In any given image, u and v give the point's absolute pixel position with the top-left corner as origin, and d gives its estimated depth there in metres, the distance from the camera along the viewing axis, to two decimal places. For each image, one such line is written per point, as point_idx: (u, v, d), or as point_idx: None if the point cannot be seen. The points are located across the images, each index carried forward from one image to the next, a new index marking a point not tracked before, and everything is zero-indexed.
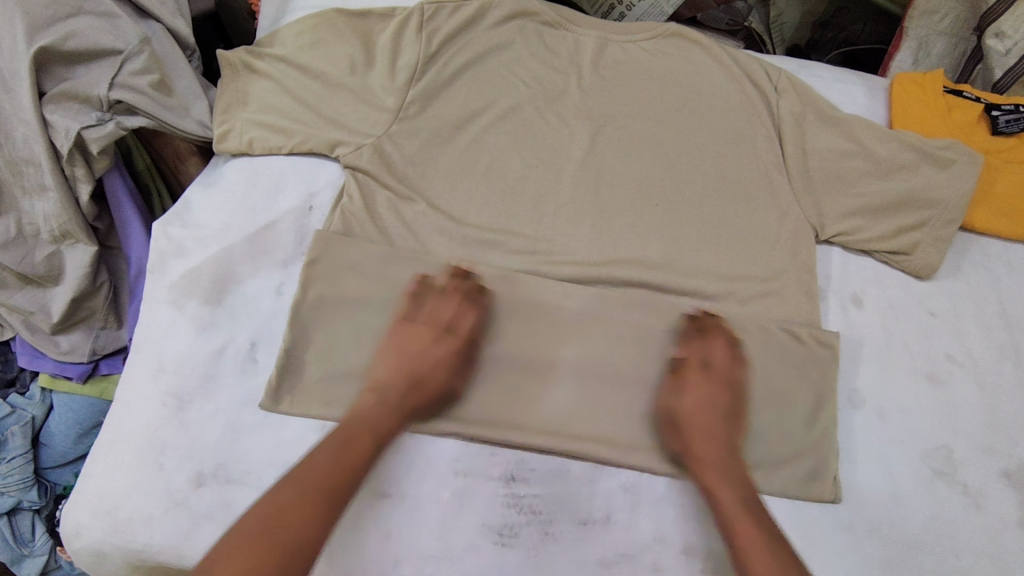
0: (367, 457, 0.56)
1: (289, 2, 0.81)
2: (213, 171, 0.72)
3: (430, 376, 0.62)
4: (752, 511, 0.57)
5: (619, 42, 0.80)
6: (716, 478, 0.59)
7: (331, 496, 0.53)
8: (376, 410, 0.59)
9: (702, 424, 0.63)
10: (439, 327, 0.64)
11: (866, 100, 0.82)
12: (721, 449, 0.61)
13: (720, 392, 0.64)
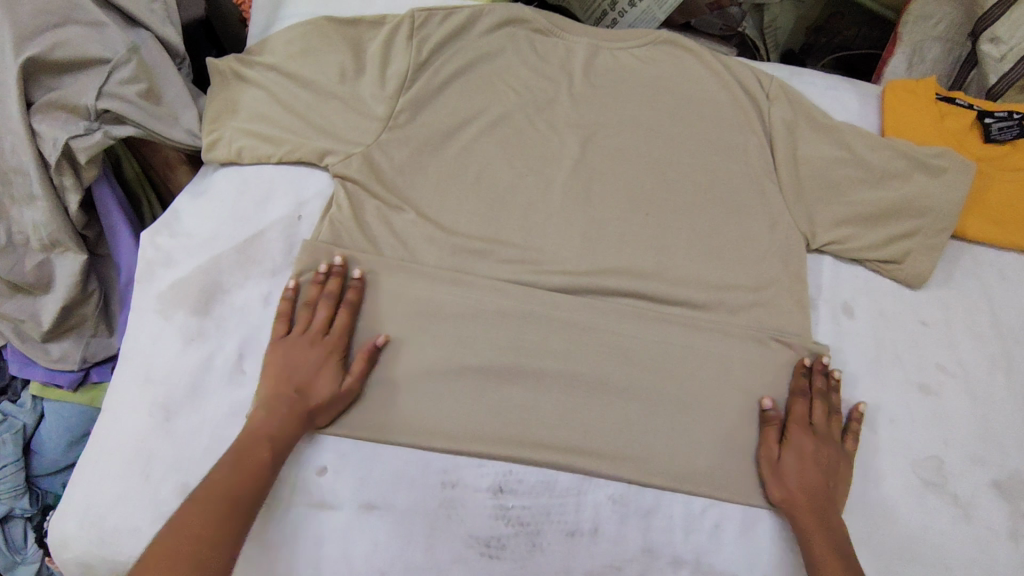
0: (264, 470, 0.56)
1: (280, 9, 0.81)
2: (202, 180, 0.72)
3: (315, 382, 0.61)
4: (843, 558, 0.57)
5: (610, 49, 0.80)
6: (811, 522, 0.60)
7: (230, 512, 0.53)
8: (266, 423, 0.58)
9: (799, 474, 0.62)
10: (315, 332, 0.63)
11: (858, 107, 0.82)
12: (811, 492, 0.61)
13: (823, 443, 0.64)
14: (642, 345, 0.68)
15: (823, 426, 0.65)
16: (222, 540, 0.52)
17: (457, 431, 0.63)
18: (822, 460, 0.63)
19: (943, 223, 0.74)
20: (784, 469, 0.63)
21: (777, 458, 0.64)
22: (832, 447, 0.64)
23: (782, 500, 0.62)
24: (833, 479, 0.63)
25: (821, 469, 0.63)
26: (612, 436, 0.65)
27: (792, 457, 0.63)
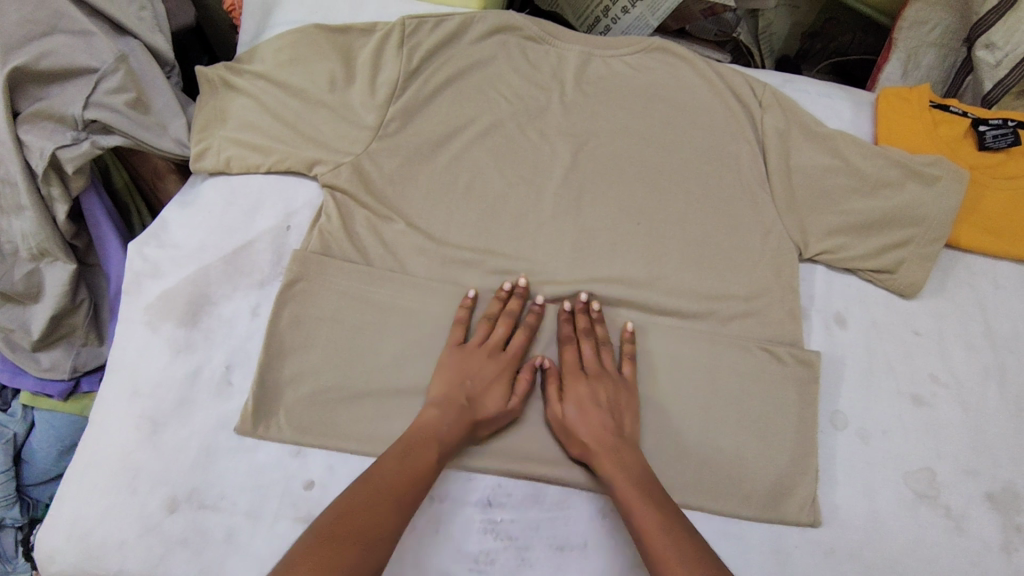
0: (433, 469, 0.57)
1: (270, 17, 0.80)
2: (190, 190, 0.71)
3: (486, 394, 0.62)
4: (643, 488, 0.57)
5: (602, 57, 0.80)
6: (606, 461, 0.60)
7: (399, 503, 0.53)
8: (438, 424, 0.59)
9: (593, 413, 0.62)
10: (497, 343, 0.65)
11: (851, 115, 0.81)
12: (604, 435, 0.61)
13: (596, 382, 0.64)
14: (633, 355, 0.68)
15: (593, 367, 0.65)
16: (384, 526, 0.51)
17: None
18: (599, 400, 0.63)
19: (936, 232, 0.74)
20: (568, 415, 0.63)
21: (575, 398, 0.63)
22: (609, 381, 0.64)
23: (581, 443, 0.62)
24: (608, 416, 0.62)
25: (602, 411, 0.62)
26: None
27: (521, 399, 0.63)
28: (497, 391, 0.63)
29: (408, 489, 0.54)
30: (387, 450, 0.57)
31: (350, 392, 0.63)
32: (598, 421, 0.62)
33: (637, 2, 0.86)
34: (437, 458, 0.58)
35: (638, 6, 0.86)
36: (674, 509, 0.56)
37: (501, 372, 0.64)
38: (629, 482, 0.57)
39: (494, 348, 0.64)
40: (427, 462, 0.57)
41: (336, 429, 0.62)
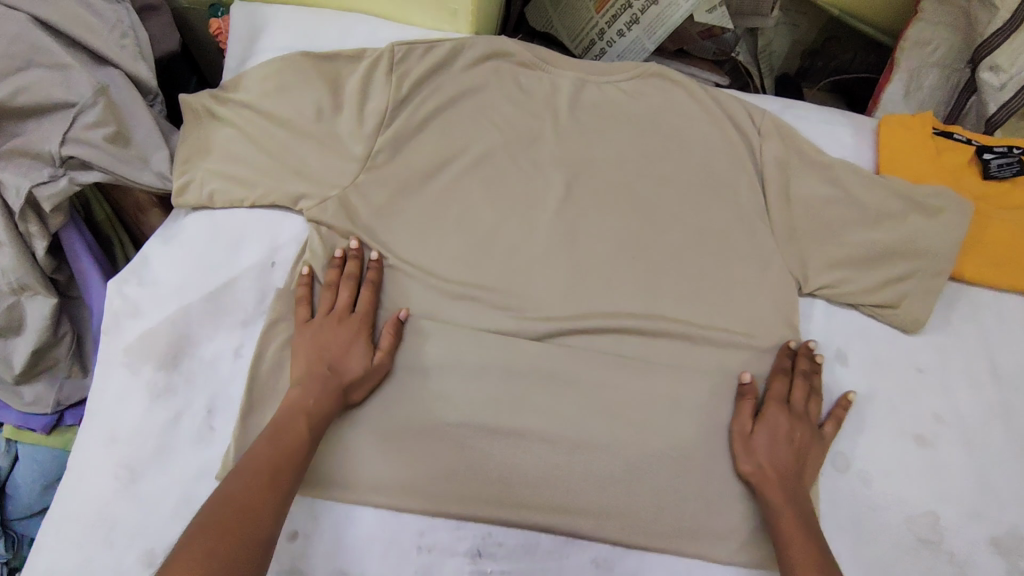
0: (304, 441, 0.57)
1: (256, 42, 0.78)
2: (172, 224, 0.69)
3: (348, 359, 0.62)
4: (808, 528, 0.57)
5: (597, 83, 0.78)
6: (779, 496, 0.59)
7: (275, 485, 0.53)
8: (304, 398, 0.59)
9: (773, 449, 0.62)
10: (341, 311, 0.64)
11: (853, 141, 0.79)
12: (781, 468, 0.61)
13: (796, 420, 0.64)
14: (628, 395, 0.66)
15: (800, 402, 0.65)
16: (263, 510, 0.51)
17: (435, 491, 0.61)
18: (796, 437, 0.63)
19: (938, 266, 0.72)
20: (750, 447, 0.62)
21: (769, 428, 0.63)
22: (806, 424, 0.64)
23: (751, 473, 0.62)
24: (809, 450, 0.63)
25: (795, 446, 0.62)
26: (596, 494, 0.62)
27: (773, 429, 0.63)
28: (354, 352, 0.62)
29: (286, 470, 0.54)
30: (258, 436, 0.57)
31: (335, 438, 0.62)
32: (776, 449, 0.62)
33: (633, 24, 0.84)
34: (311, 433, 0.58)
35: (635, 30, 0.84)
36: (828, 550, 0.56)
37: (357, 332, 0.63)
38: (792, 524, 0.57)
39: (340, 315, 0.63)
40: (298, 436, 0.57)
41: (322, 477, 0.61)
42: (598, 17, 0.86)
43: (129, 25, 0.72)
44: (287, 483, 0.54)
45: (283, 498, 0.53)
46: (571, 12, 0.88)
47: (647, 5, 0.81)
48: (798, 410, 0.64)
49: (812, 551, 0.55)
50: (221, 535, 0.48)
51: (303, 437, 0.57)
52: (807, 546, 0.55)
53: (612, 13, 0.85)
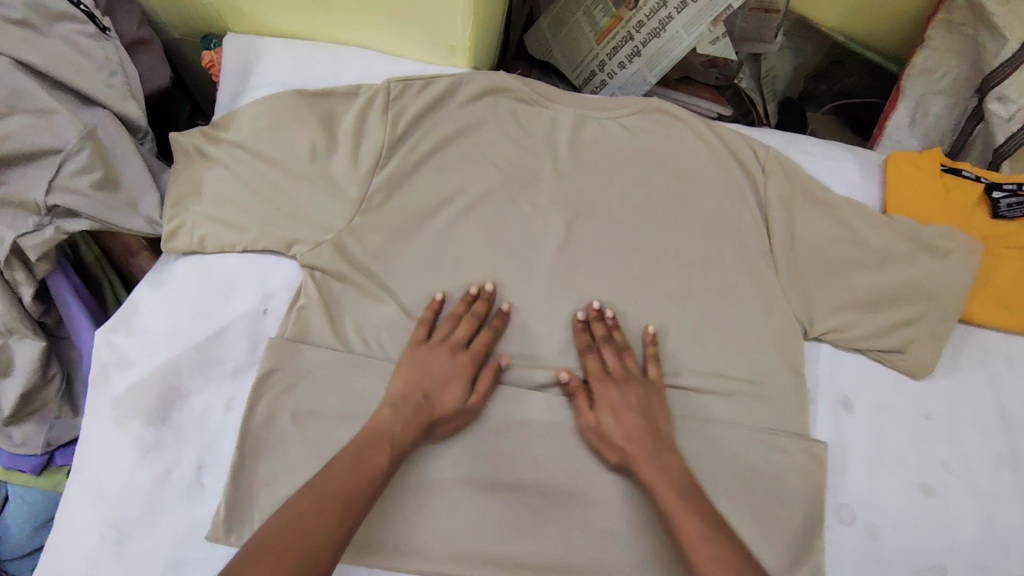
0: (385, 470, 0.55)
1: (249, 78, 0.77)
2: (162, 268, 0.67)
3: (444, 391, 0.61)
4: (685, 492, 0.56)
5: (598, 119, 0.76)
6: (648, 469, 0.58)
7: (342, 514, 0.51)
8: (394, 424, 0.58)
9: (632, 424, 0.61)
10: (453, 343, 0.64)
11: (859, 179, 0.78)
12: (644, 443, 0.60)
13: (627, 388, 0.63)
14: None
15: (619, 371, 0.64)
16: (323, 537, 0.49)
17: (432, 551, 0.60)
18: (632, 404, 0.62)
19: (945, 310, 0.71)
20: (610, 427, 0.61)
21: (602, 409, 0.62)
22: (636, 386, 0.63)
23: (620, 457, 0.60)
24: (652, 423, 0.61)
25: (644, 417, 0.61)
26: (595, 551, 0.61)
27: (608, 405, 0.62)
28: (450, 384, 0.62)
29: (364, 493, 0.53)
30: (337, 454, 0.55)
31: None
32: (629, 422, 0.61)
33: (634, 57, 0.84)
34: (395, 460, 0.56)
35: (636, 62, 0.84)
36: (714, 518, 0.55)
37: (461, 365, 0.63)
38: (676, 501, 0.55)
39: (452, 347, 0.64)
40: (384, 462, 0.56)
41: None
42: (598, 48, 0.86)
43: (118, 61, 0.71)
44: (359, 505, 0.52)
45: (345, 528, 0.51)
46: (572, 43, 0.88)
47: (649, 39, 0.81)
48: (622, 381, 0.64)
49: (699, 518, 0.54)
50: (278, 561, 0.46)
51: (387, 465, 0.56)
52: (689, 514, 0.54)
53: (612, 46, 0.84)
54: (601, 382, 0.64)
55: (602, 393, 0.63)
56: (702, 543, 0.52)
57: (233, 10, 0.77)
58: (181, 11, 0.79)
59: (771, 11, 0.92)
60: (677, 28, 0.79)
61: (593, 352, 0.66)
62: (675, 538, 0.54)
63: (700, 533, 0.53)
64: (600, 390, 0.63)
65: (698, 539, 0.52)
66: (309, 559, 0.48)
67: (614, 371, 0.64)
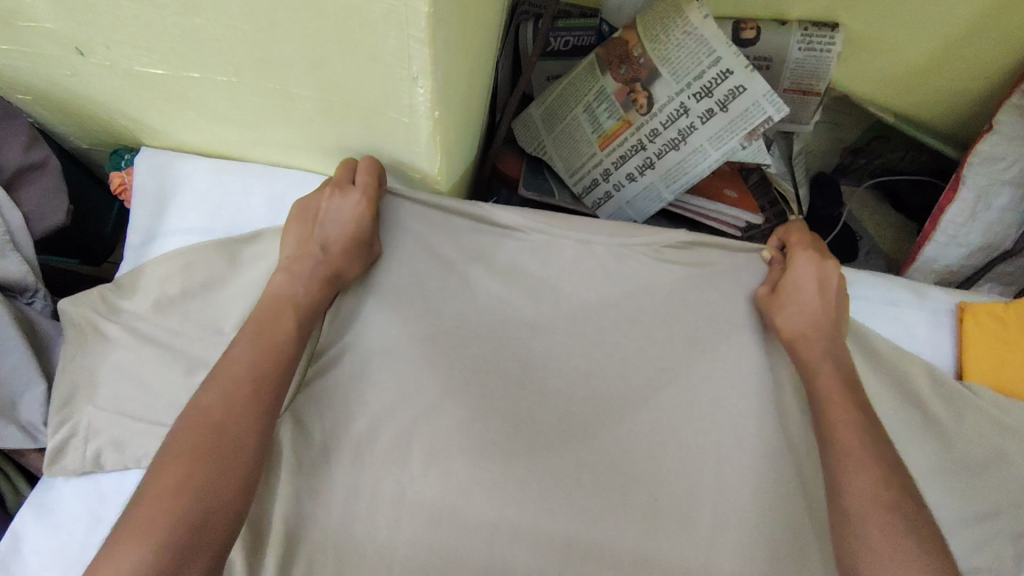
0: (292, 338, 0.50)
1: (163, 217, 0.62)
2: (47, 493, 0.53)
3: (340, 236, 0.54)
4: (850, 386, 0.53)
5: (604, 248, 0.60)
6: (816, 355, 0.55)
7: (259, 395, 0.46)
8: (292, 289, 0.52)
9: (805, 302, 0.56)
10: (338, 183, 0.55)
11: (926, 332, 0.64)
12: (823, 327, 0.56)
13: (828, 267, 0.57)
14: None
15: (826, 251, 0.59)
16: (240, 422, 0.45)
17: None
18: (828, 288, 0.57)
19: None
20: (792, 301, 0.56)
21: (796, 286, 0.57)
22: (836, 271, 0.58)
23: (791, 332, 0.56)
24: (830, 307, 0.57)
25: (826, 301, 0.57)
26: None
27: (803, 280, 0.57)
28: (348, 227, 0.54)
29: (279, 369, 0.48)
30: (238, 337, 0.50)
31: None
32: (806, 311, 0.56)
33: (647, 169, 0.68)
34: (302, 326, 0.51)
35: (648, 175, 0.69)
36: (869, 407, 0.52)
37: (356, 206, 0.54)
38: (834, 386, 0.52)
39: (337, 188, 0.54)
40: (289, 328, 0.50)
41: None
42: (601, 154, 0.70)
43: None
44: (278, 381, 0.48)
45: (267, 409, 0.46)
46: (569, 143, 0.72)
47: (664, 150, 0.67)
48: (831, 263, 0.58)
49: (850, 403, 0.51)
50: (194, 457, 0.43)
51: (293, 331, 0.50)
52: (846, 402, 0.51)
53: (619, 153, 0.69)
54: (829, 274, 0.57)
55: (801, 262, 0.57)
56: (849, 427, 0.50)
57: (140, 126, 0.60)
58: (81, 124, 0.63)
59: (810, 93, 0.78)
60: (700, 141, 0.64)
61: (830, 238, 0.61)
62: (817, 425, 0.52)
63: (855, 428, 0.50)
64: (799, 260, 0.57)
65: (846, 421, 0.50)
66: (237, 448, 0.44)
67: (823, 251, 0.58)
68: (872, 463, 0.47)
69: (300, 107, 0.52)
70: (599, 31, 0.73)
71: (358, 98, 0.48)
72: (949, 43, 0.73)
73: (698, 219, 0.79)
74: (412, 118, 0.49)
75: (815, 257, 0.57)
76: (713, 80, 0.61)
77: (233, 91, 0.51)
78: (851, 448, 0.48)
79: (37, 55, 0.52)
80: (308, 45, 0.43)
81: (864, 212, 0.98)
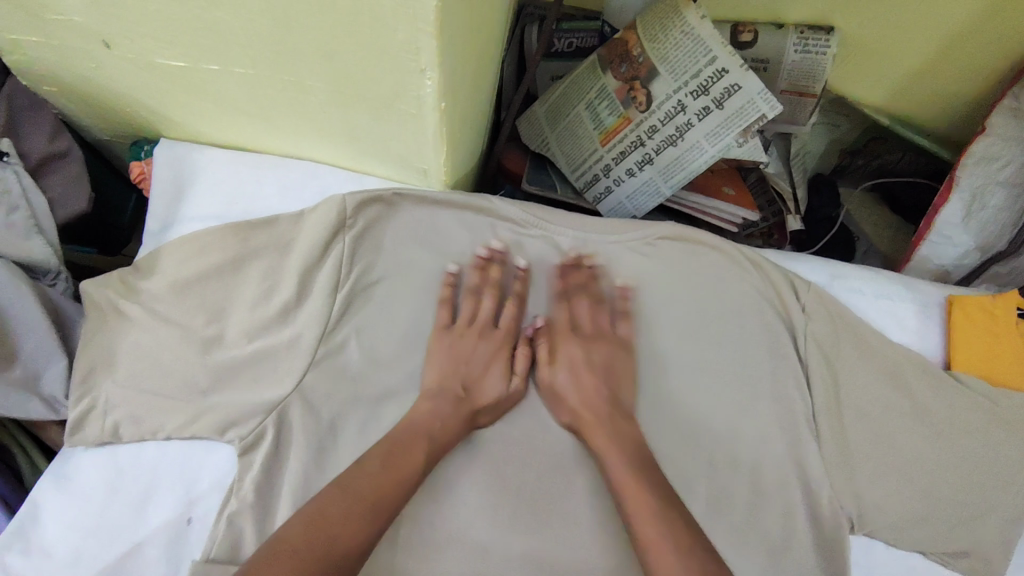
0: (418, 464, 0.52)
1: (180, 204, 0.64)
2: (66, 465, 0.55)
3: (486, 387, 0.58)
4: (647, 471, 0.53)
5: (601, 241, 0.63)
6: (599, 437, 0.55)
7: (377, 515, 0.48)
8: (432, 421, 0.55)
9: (565, 383, 0.59)
10: (484, 323, 0.60)
11: (916, 324, 0.65)
12: (597, 407, 0.57)
13: (588, 344, 0.60)
14: None
15: (588, 327, 0.61)
16: (356, 534, 0.46)
17: None
18: (594, 364, 0.59)
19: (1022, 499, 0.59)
20: (561, 385, 0.59)
21: (563, 363, 0.59)
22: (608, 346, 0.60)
23: (574, 420, 0.57)
24: (609, 383, 0.58)
25: (595, 376, 0.58)
26: None
27: (568, 361, 0.59)
28: (480, 378, 0.58)
29: (397, 499, 0.50)
30: (373, 447, 0.52)
31: None
32: (596, 378, 0.58)
33: (646, 164, 0.71)
34: (430, 458, 0.53)
35: (647, 170, 0.71)
36: (666, 494, 0.51)
37: (500, 375, 0.59)
38: (624, 472, 0.52)
39: (481, 330, 0.60)
40: (415, 464, 0.52)
41: None
42: (602, 150, 0.73)
43: (19, 192, 0.59)
44: (393, 511, 0.49)
45: (380, 526, 0.48)
46: (572, 139, 0.74)
47: (662, 146, 0.69)
48: (616, 342, 0.60)
49: (649, 495, 0.50)
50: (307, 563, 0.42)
51: (419, 465, 0.52)
52: (641, 492, 0.51)
53: (619, 149, 0.71)
54: (594, 350, 0.60)
55: (563, 351, 0.60)
56: (644, 517, 0.49)
57: (160, 117, 0.63)
58: (102, 116, 0.66)
59: (806, 96, 0.80)
60: (697, 137, 0.66)
61: (601, 307, 0.61)
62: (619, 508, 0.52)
63: (649, 511, 0.49)
64: (560, 343, 0.60)
65: (641, 508, 0.50)
66: (337, 547, 0.44)
67: (588, 333, 0.60)
68: (670, 544, 0.47)
69: (313, 99, 0.54)
70: (601, 33, 0.76)
71: (369, 90, 0.51)
72: (942, 47, 0.75)
73: (694, 214, 0.81)
74: (421, 110, 0.52)
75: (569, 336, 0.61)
76: (709, 78, 0.63)
77: (252, 82, 0.54)
78: (643, 536, 0.48)
79: (64, 46, 0.54)
80: (321, 37, 0.46)
81: (861, 212, 1.01)
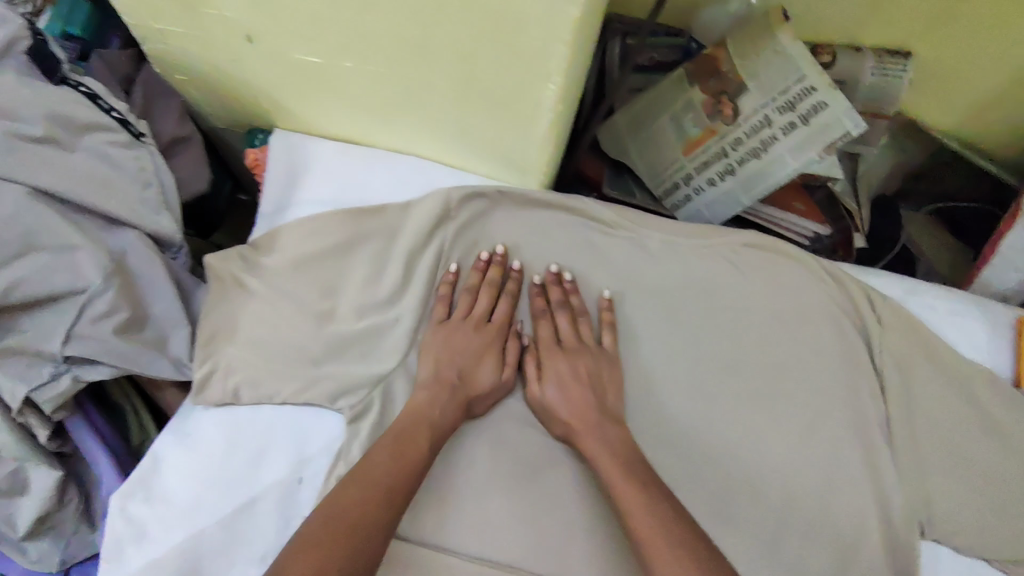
0: (424, 453, 0.54)
1: (294, 189, 0.69)
2: (187, 423, 0.60)
3: (475, 377, 0.60)
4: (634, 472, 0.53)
5: (687, 244, 0.66)
6: (590, 442, 0.56)
7: (393, 500, 0.50)
8: (429, 410, 0.57)
9: (565, 394, 0.59)
10: (477, 317, 0.62)
11: (987, 340, 0.67)
12: (589, 418, 0.57)
13: (574, 356, 0.61)
14: None
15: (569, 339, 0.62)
16: (376, 519, 0.48)
17: None
18: (580, 374, 0.60)
19: None
20: (554, 392, 0.60)
21: (565, 371, 0.60)
22: (588, 356, 0.61)
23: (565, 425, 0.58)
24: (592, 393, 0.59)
25: (588, 387, 0.59)
26: None
27: (568, 376, 0.60)
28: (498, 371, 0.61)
29: (411, 485, 0.52)
30: (377, 441, 0.55)
31: None
32: (583, 389, 0.59)
33: (728, 175, 0.75)
34: (431, 446, 0.55)
35: (728, 181, 0.75)
36: (657, 487, 0.52)
37: (490, 366, 0.61)
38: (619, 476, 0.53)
39: (476, 323, 0.62)
40: (423, 447, 0.55)
41: None
42: (685, 160, 0.76)
43: (154, 169, 0.63)
44: (407, 496, 0.51)
45: (395, 517, 0.50)
46: (654, 149, 0.78)
47: (745, 158, 0.72)
48: (597, 355, 0.61)
49: (646, 497, 0.50)
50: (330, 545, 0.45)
51: (426, 450, 0.55)
52: (639, 494, 0.50)
53: (701, 160, 0.75)
54: (594, 363, 0.61)
55: (551, 364, 0.61)
56: (642, 509, 0.49)
57: (281, 109, 0.68)
58: (225, 106, 0.72)
59: (879, 117, 0.83)
60: (780, 151, 0.70)
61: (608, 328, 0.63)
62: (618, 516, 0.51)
63: (645, 513, 0.49)
64: (549, 361, 0.61)
65: (632, 504, 0.50)
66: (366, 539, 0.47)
67: (568, 347, 0.61)
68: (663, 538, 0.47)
69: (433, 97, 0.59)
70: (686, 49, 0.80)
71: (491, 91, 0.55)
72: (1016, 76, 0.78)
73: (767, 226, 0.85)
74: (535, 111, 0.56)
75: (577, 348, 0.61)
76: (796, 96, 0.67)
77: (379, 78, 0.58)
78: (640, 529, 0.48)
79: (211, 39, 0.60)
80: (457, 40, 0.50)
81: (923, 237, 1.00)
